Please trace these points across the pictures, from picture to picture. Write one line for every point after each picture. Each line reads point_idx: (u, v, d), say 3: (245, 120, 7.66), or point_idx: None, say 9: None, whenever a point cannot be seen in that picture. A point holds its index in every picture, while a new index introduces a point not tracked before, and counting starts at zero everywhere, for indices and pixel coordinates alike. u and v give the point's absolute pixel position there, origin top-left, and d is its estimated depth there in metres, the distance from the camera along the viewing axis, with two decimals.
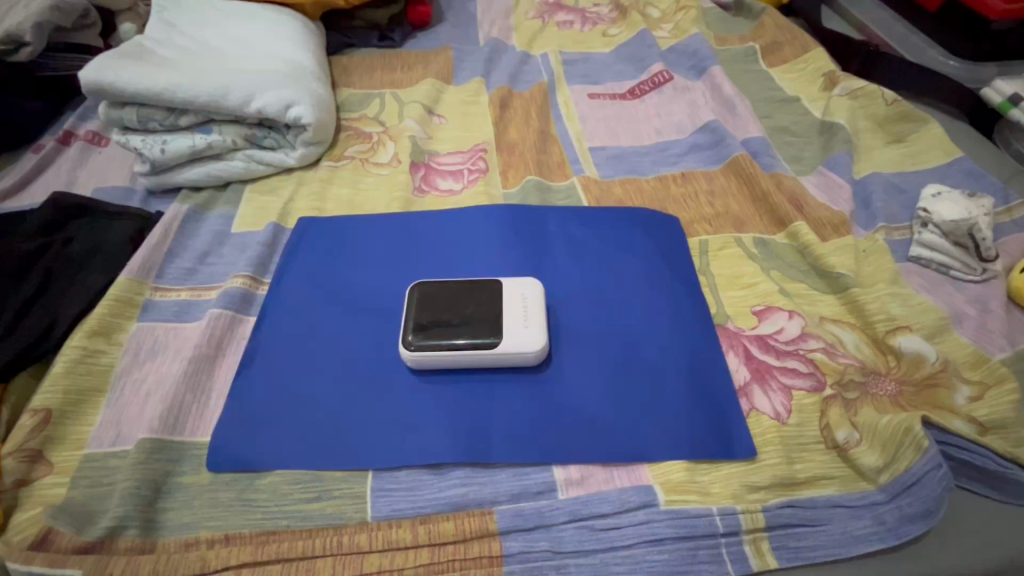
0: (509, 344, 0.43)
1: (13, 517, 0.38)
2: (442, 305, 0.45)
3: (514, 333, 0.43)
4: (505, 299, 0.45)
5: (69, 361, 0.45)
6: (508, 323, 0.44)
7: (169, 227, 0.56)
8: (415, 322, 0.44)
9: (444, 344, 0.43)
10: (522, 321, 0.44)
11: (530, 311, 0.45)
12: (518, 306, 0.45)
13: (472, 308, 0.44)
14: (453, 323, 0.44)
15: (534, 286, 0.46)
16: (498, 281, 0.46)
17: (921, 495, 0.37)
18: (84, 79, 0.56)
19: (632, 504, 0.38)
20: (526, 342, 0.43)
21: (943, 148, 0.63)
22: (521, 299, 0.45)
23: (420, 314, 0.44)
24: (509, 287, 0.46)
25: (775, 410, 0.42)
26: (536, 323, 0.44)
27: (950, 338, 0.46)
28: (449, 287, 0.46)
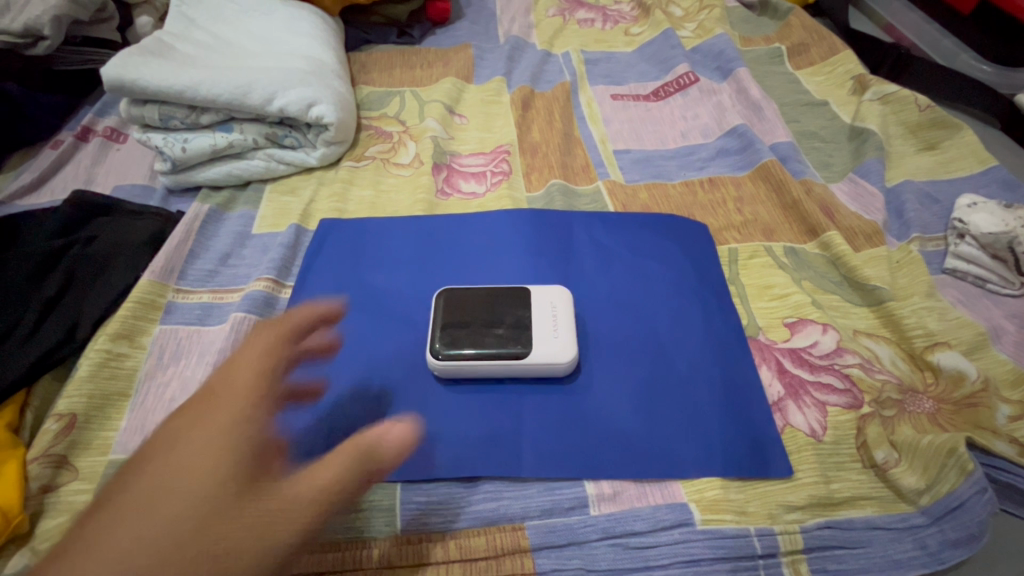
0: (539, 353, 0.42)
1: (39, 523, 0.38)
2: (471, 313, 0.44)
3: (543, 343, 0.43)
4: (534, 307, 0.44)
5: (93, 365, 0.44)
6: (537, 332, 0.43)
7: (191, 228, 0.55)
8: (443, 330, 0.43)
9: (473, 353, 0.42)
10: (552, 331, 0.43)
11: (560, 320, 0.44)
12: (547, 315, 0.44)
13: (501, 317, 0.44)
14: (482, 332, 0.43)
15: (563, 294, 0.46)
16: (527, 289, 0.46)
17: (965, 519, 0.36)
18: (105, 76, 0.55)
19: (667, 523, 0.37)
20: (557, 353, 0.42)
21: (977, 156, 0.62)
22: (550, 307, 0.44)
23: (448, 323, 0.43)
24: (537, 295, 0.45)
25: (810, 426, 0.42)
26: (567, 333, 0.43)
27: (988, 355, 0.45)
28: (478, 294, 0.46)
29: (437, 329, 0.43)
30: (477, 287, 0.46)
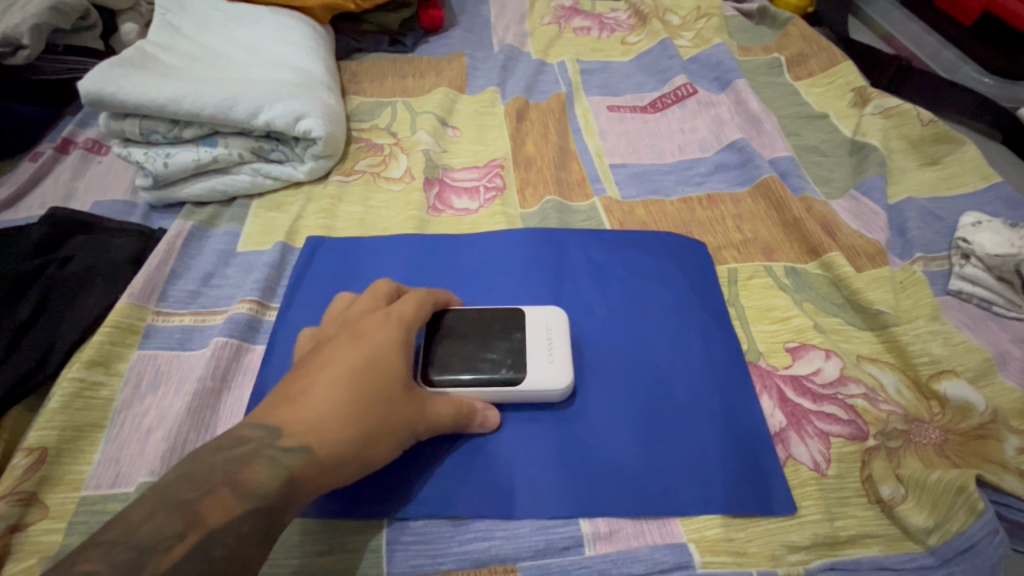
0: (535, 379, 0.40)
1: (5, 566, 0.36)
2: (461, 335, 0.42)
3: (538, 368, 0.41)
4: (527, 330, 0.42)
5: (66, 395, 0.42)
6: (532, 356, 0.41)
7: (172, 247, 0.53)
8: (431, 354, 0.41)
9: (463, 380, 0.40)
10: (547, 356, 0.41)
11: (555, 344, 0.42)
12: (542, 338, 0.42)
13: (494, 340, 0.42)
14: (474, 355, 0.41)
15: (556, 314, 0.44)
16: (520, 309, 0.44)
17: (976, 562, 0.35)
18: (84, 90, 0.53)
19: (666, 565, 0.35)
20: (553, 380, 0.40)
21: (979, 172, 0.60)
22: (545, 329, 0.43)
23: (438, 346, 0.41)
24: (531, 316, 0.43)
25: (814, 459, 0.40)
26: (563, 356, 0.42)
27: (995, 383, 0.43)
28: (468, 313, 0.43)
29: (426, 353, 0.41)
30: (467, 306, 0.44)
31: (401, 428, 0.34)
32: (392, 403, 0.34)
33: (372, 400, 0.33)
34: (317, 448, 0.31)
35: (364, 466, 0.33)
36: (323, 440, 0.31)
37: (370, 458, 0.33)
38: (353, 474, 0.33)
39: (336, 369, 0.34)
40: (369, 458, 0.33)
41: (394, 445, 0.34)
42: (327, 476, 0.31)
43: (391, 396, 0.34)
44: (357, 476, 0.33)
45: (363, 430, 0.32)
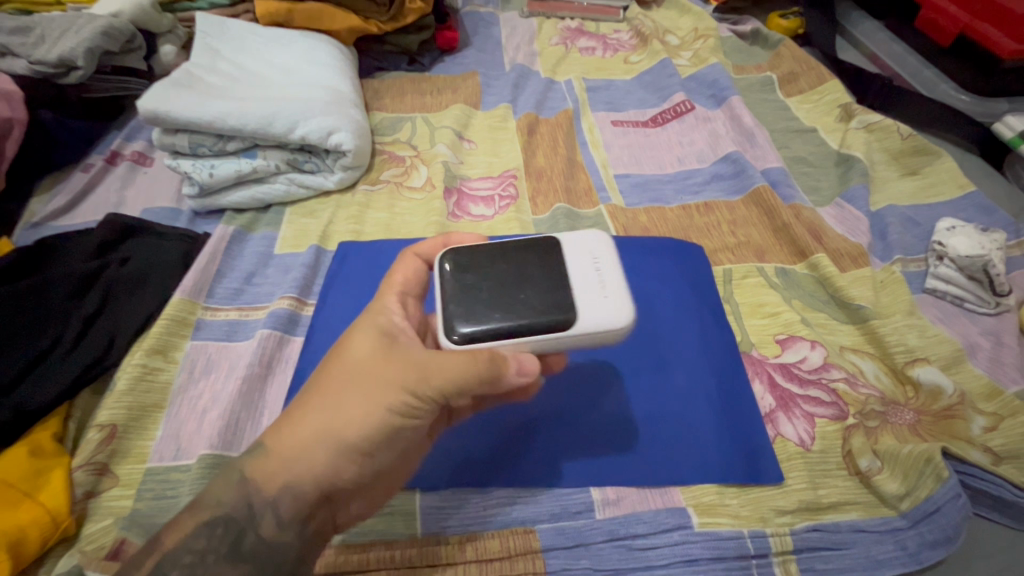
0: (591, 319, 0.37)
1: (84, 526, 0.41)
2: (486, 276, 0.39)
3: (591, 306, 0.37)
4: (574, 263, 0.39)
5: (131, 379, 0.47)
6: (583, 291, 0.38)
7: (218, 248, 0.59)
8: (456, 304, 0.38)
9: (505, 323, 0.36)
10: (600, 292, 0.38)
11: (606, 277, 0.38)
12: (591, 271, 0.39)
13: (533, 276, 0.38)
14: (507, 296, 0.38)
15: (599, 241, 0.40)
16: (559, 241, 0.40)
17: (941, 522, 0.39)
18: (141, 108, 0.59)
19: (668, 526, 0.40)
20: (610, 317, 0.37)
21: (956, 182, 0.66)
22: (591, 258, 0.39)
23: (461, 292, 0.38)
24: (574, 248, 0.40)
25: (800, 436, 0.45)
26: (617, 289, 0.38)
27: (965, 370, 0.48)
28: (491, 249, 0.40)
29: (449, 301, 0.38)
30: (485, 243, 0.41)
31: (359, 401, 0.36)
32: (349, 383, 0.37)
33: (323, 393, 0.37)
34: (270, 445, 0.36)
35: (336, 444, 0.36)
36: (278, 437, 0.36)
37: (339, 437, 0.36)
38: (328, 454, 0.36)
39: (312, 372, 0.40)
40: (335, 436, 0.36)
41: (355, 419, 0.36)
42: (295, 461, 0.36)
43: (346, 378, 0.37)
44: (328, 463, 0.36)
45: (316, 415, 0.36)
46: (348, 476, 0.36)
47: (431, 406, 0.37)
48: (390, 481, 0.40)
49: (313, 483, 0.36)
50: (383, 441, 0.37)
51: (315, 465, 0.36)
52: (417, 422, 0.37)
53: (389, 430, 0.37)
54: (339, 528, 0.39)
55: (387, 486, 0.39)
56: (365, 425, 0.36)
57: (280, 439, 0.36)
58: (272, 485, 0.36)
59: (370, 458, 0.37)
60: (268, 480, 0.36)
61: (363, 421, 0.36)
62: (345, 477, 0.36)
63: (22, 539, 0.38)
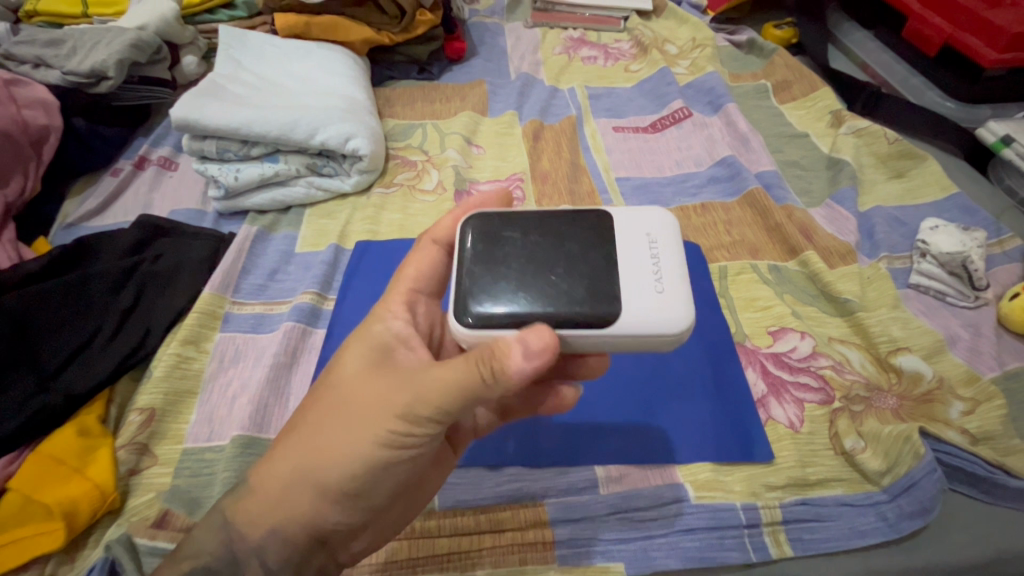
0: (639, 316, 0.34)
1: (128, 500, 0.44)
2: (518, 247, 0.38)
3: (642, 298, 0.35)
4: (629, 247, 0.37)
5: (167, 366, 0.51)
6: (635, 285, 0.36)
7: (243, 247, 0.62)
8: (483, 284, 0.36)
9: (537, 309, 0.35)
10: (655, 286, 0.36)
11: (663, 271, 0.37)
12: (648, 262, 0.37)
13: (575, 263, 0.37)
14: (538, 273, 0.36)
15: (660, 222, 0.39)
16: (612, 218, 0.39)
17: (919, 495, 0.42)
18: (173, 116, 0.63)
19: (666, 499, 0.43)
20: (663, 314, 0.35)
21: (940, 184, 0.69)
22: (648, 239, 0.38)
23: (483, 257, 0.37)
24: (630, 230, 0.38)
25: (789, 419, 0.48)
26: (672, 284, 0.36)
27: (946, 359, 0.52)
28: (530, 219, 0.39)
29: (470, 265, 0.37)
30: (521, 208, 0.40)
31: (336, 436, 0.36)
32: (329, 418, 0.37)
33: (304, 430, 0.38)
34: (258, 484, 0.38)
35: (314, 485, 0.36)
36: (265, 476, 0.38)
37: (317, 478, 0.36)
38: (309, 496, 0.36)
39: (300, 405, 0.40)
40: (313, 477, 0.36)
41: (330, 457, 0.36)
42: (279, 503, 0.37)
43: (326, 413, 0.37)
44: (311, 501, 0.36)
45: (294, 456, 0.37)
46: (334, 516, 0.37)
47: (409, 438, 0.35)
48: (395, 513, 0.39)
49: (299, 525, 0.37)
50: (364, 478, 0.36)
51: (297, 508, 0.36)
52: (400, 454, 0.36)
53: (371, 464, 0.36)
54: (345, 559, 0.39)
55: (393, 518, 0.39)
56: (340, 465, 0.36)
57: (263, 482, 0.37)
58: (259, 527, 0.37)
59: (354, 496, 0.36)
60: (253, 523, 0.37)
61: (337, 461, 0.36)
62: (330, 518, 0.37)
63: (74, 510, 0.41)
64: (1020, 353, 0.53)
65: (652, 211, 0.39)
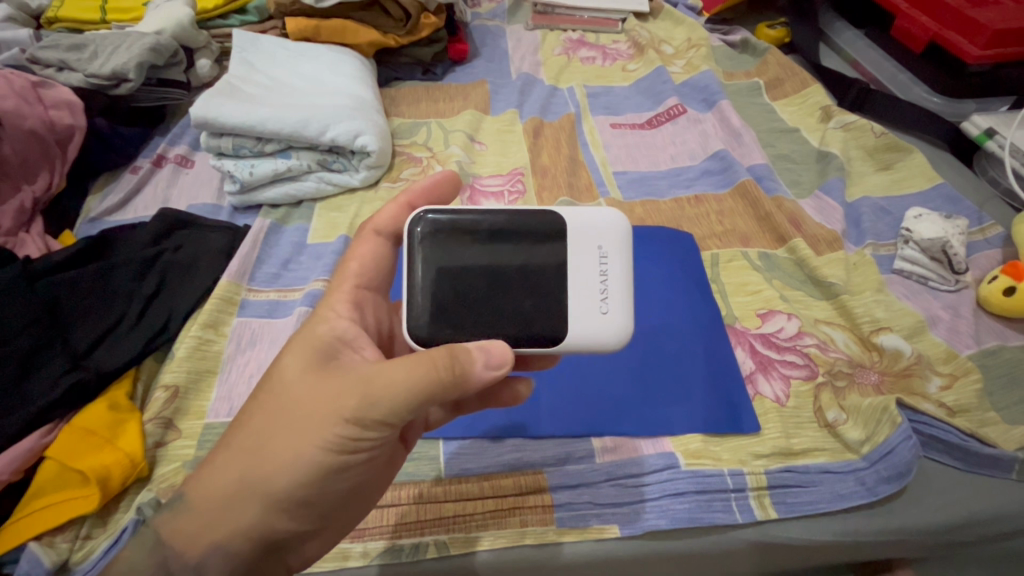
0: (583, 337, 0.39)
1: (156, 469, 0.47)
2: (467, 259, 0.39)
3: (587, 318, 0.39)
4: (580, 260, 0.40)
5: (188, 348, 0.54)
6: (582, 306, 0.39)
7: (257, 238, 0.66)
8: (435, 302, 0.39)
9: (488, 329, 0.39)
10: (600, 308, 0.40)
11: (609, 292, 0.40)
12: (597, 281, 0.40)
13: (525, 276, 0.40)
14: (487, 289, 0.39)
15: (612, 232, 0.41)
16: (565, 225, 0.40)
17: (895, 461, 0.45)
18: (193, 114, 0.67)
19: (658, 466, 0.46)
20: (605, 336, 0.39)
21: (925, 175, 0.72)
22: (598, 253, 0.40)
23: (435, 271, 0.39)
24: (582, 242, 0.40)
25: (776, 394, 0.51)
26: (615, 302, 0.40)
27: (926, 338, 0.54)
28: (478, 224, 0.40)
29: (422, 280, 0.39)
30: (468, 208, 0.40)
31: (282, 445, 0.36)
32: (272, 428, 0.36)
33: (245, 441, 0.37)
34: (198, 498, 0.37)
35: (261, 494, 0.36)
36: (205, 490, 0.37)
37: (263, 489, 0.36)
38: (252, 508, 0.36)
39: (241, 411, 0.39)
40: (259, 488, 0.36)
41: (277, 466, 0.36)
42: (221, 518, 0.36)
43: (269, 422, 0.37)
44: (256, 512, 0.36)
45: (237, 468, 0.36)
46: (283, 525, 0.37)
47: (361, 442, 0.36)
48: (346, 515, 0.40)
49: (245, 538, 0.36)
50: (313, 483, 0.36)
51: (241, 521, 0.36)
52: (352, 457, 0.37)
53: (320, 469, 0.36)
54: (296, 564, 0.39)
55: (344, 519, 0.40)
56: (287, 473, 0.36)
57: (205, 496, 0.37)
58: (199, 544, 0.36)
59: (303, 502, 0.37)
60: (192, 541, 0.36)
61: (284, 470, 0.36)
62: (277, 527, 0.37)
63: (107, 475, 0.45)
64: (997, 333, 0.55)
65: (605, 219, 0.41)
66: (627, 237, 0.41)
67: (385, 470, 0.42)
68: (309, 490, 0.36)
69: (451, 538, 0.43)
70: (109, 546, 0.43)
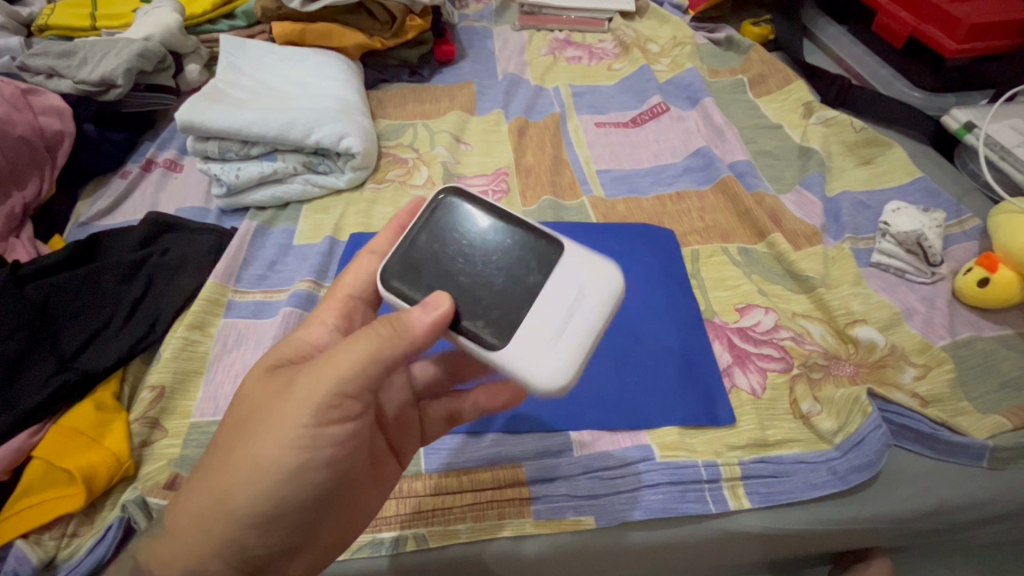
0: (518, 362, 0.38)
1: (142, 468, 0.48)
2: (462, 237, 0.41)
3: (532, 343, 0.38)
4: (558, 286, 0.39)
5: (174, 348, 0.55)
6: (534, 335, 0.38)
7: (243, 240, 0.66)
8: (411, 257, 0.41)
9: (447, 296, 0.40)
10: (550, 341, 0.38)
11: (568, 330, 0.38)
12: (562, 312, 0.39)
13: (500, 278, 0.40)
14: (461, 266, 0.40)
15: (601, 277, 0.40)
16: (562, 252, 0.40)
17: (867, 450, 0.46)
18: (179, 119, 0.68)
19: (634, 458, 0.47)
20: (540, 370, 0.37)
21: (905, 169, 0.72)
22: (576, 290, 0.39)
23: (431, 237, 0.41)
24: (568, 271, 0.40)
25: (752, 387, 0.52)
26: (574, 342, 0.38)
27: (902, 330, 0.55)
28: (488, 217, 0.42)
29: (415, 239, 0.41)
30: (488, 202, 0.42)
31: (245, 453, 0.35)
32: (235, 439, 0.36)
33: (213, 456, 0.37)
34: (175, 520, 0.37)
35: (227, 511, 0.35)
36: (179, 513, 0.36)
37: (230, 504, 0.35)
38: (225, 523, 0.35)
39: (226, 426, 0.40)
40: (225, 504, 0.35)
41: (242, 476, 0.35)
42: (196, 538, 0.36)
43: (233, 434, 0.37)
44: (229, 528, 0.35)
45: (204, 486, 0.36)
46: (256, 542, 0.36)
47: (324, 434, 0.36)
48: (330, 525, 0.39)
49: (219, 559, 0.36)
50: (280, 491, 0.35)
51: (216, 538, 0.35)
52: (315, 453, 0.36)
53: (286, 471, 0.35)
54: None
55: (324, 535, 0.39)
56: (251, 484, 0.35)
57: (178, 521, 0.36)
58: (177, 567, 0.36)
59: (275, 515, 0.36)
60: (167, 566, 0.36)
61: (248, 481, 0.35)
62: (251, 546, 0.36)
63: (93, 474, 0.45)
64: (972, 324, 0.56)
65: (601, 266, 0.40)
66: (610, 293, 0.39)
67: (365, 484, 0.41)
68: (277, 500, 0.36)
69: (430, 532, 0.44)
70: (95, 543, 0.44)
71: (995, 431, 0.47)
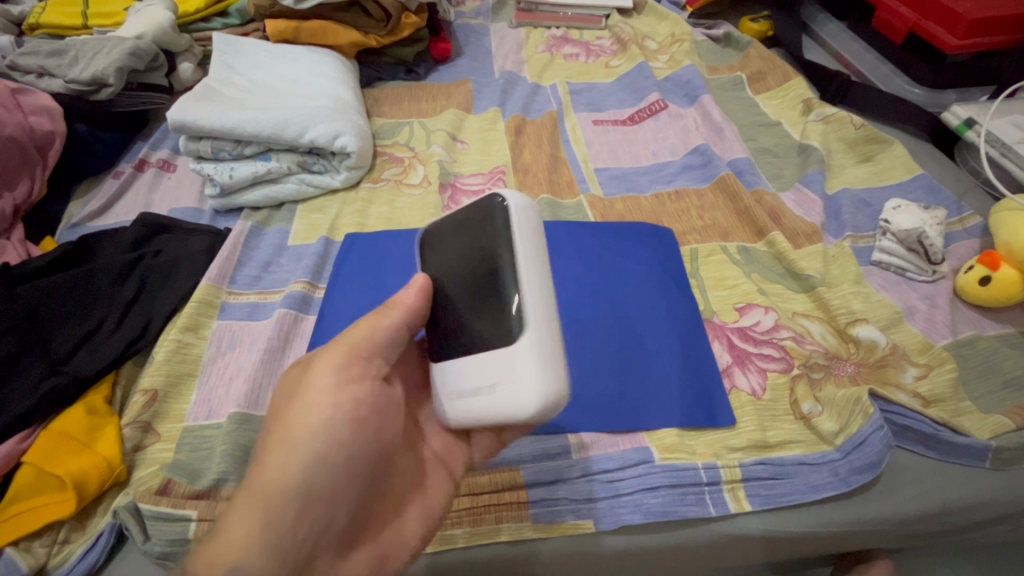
0: (444, 381, 0.43)
1: (134, 473, 0.48)
2: (476, 245, 0.41)
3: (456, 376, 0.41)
4: (488, 360, 0.37)
5: (167, 351, 0.54)
6: (458, 375, 0.41)
7: (237, 241, 0.66)
8: (438, 232, 0.46)
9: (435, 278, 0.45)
10: (460, 391, 0.40)
11: (474, 398, 0.39)
12: (480, 383, 0.38)
13: (472, 296, 0.41)
14: (459, 265, 0.43)
15: (514, 390, 0.35)
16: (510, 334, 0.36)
17: (869, 451, 0.45)
18: (171, 118, 0.67)
19: (634, 460, 0.46)
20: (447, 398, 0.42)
21: (906, 166, 0.72)
22: (495, 380, 0.37)
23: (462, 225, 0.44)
24: (501, 358, 0.36)
25: (752, 388, 0.51)
26: (469, 408, 0.39)
27: (903, 329, 0.54)
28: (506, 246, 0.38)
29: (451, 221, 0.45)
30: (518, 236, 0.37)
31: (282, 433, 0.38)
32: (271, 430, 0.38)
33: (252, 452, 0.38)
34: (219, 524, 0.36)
35: (269, 489, 0.36)
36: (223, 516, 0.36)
37: (270, 479, 0.36)
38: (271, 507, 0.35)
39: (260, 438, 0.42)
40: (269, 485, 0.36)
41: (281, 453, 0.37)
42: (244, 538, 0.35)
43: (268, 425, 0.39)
44: (275, 510, 0.35)
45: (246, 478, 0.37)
46: (306, 527, 0.36)
47: (346, 391, 0.40)
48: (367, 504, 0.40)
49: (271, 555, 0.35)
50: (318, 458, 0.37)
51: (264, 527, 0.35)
52: (338, 410, 0.39)
53: (322, 434, 0.38)
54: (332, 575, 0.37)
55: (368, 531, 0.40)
56: (291, 456, 0.37)
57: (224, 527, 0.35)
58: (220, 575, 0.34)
59: (317, 492, 0.37)
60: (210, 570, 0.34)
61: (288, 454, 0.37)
62: (298, 532, 0.36)
63: (84, 480, 0.45)
64: (974, 323, 0.55)
65: (540, 382, 0.34)
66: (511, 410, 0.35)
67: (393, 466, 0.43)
68: (318, 472, 0.37)
69: None
70: (86, 550, 0.44)
71: (998, 431, 0.47)
